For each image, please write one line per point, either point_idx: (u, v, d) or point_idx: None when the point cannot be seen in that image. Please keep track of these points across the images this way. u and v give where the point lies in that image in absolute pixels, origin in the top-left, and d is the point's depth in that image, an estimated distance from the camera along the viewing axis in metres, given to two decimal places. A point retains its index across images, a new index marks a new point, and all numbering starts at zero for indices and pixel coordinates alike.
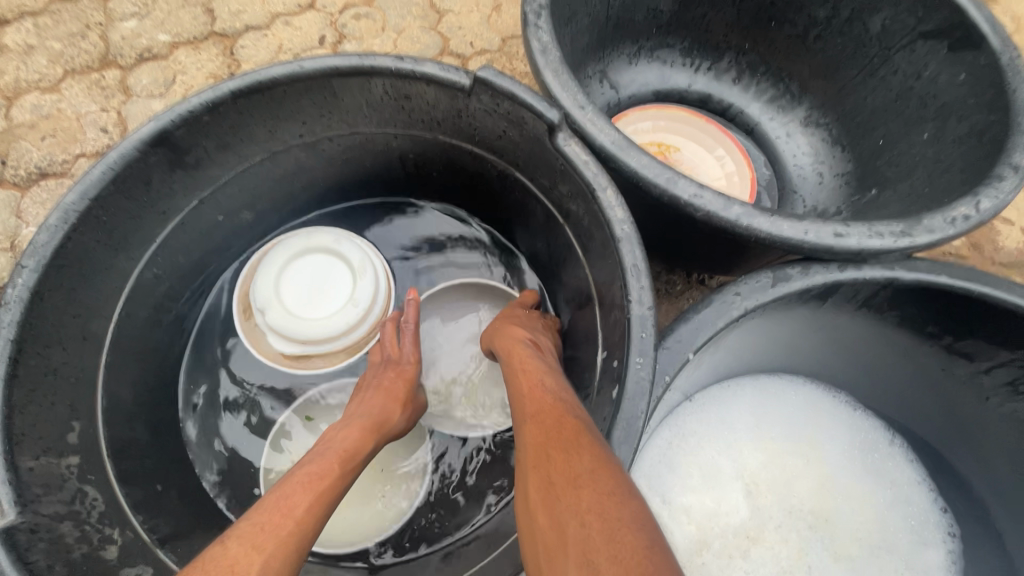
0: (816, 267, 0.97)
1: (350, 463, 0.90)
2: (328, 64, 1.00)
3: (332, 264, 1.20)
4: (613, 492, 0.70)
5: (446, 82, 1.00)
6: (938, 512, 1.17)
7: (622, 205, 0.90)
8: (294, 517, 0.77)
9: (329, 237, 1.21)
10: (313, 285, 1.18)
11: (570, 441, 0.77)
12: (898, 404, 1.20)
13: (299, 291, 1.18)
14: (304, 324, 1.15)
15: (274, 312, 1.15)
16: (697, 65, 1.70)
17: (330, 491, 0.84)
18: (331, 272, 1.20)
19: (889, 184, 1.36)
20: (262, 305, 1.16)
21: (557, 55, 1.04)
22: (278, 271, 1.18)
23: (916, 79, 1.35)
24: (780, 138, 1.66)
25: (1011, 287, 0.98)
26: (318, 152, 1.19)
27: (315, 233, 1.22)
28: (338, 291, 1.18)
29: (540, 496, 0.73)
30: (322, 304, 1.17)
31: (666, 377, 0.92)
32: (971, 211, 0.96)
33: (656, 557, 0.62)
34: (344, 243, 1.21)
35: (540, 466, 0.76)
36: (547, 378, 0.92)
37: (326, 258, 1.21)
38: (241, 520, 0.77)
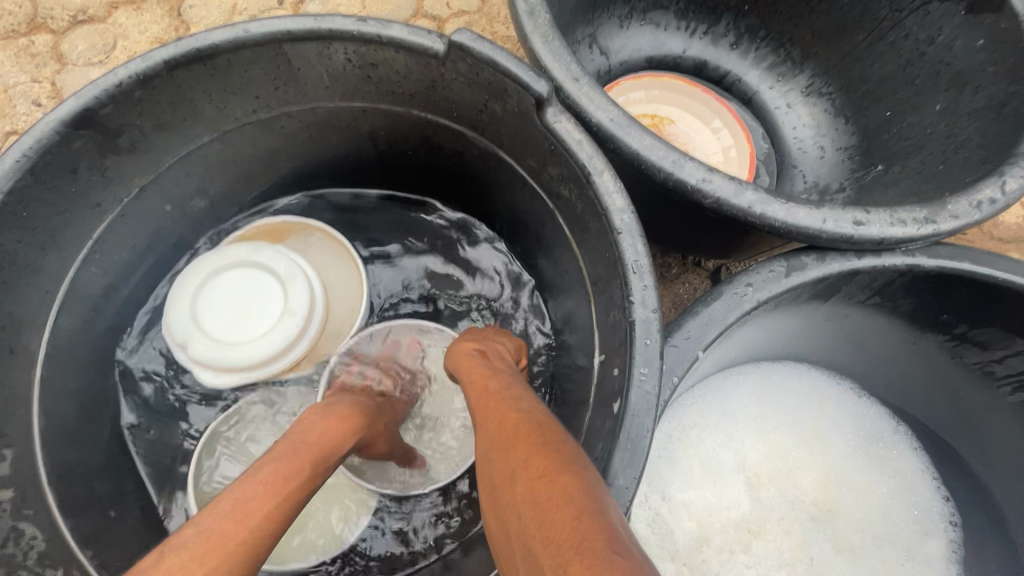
0: (832, 254, 0.90)
1: (323, 463, 0.77)
2: (278, 26, 0.86)
3: (255, 278, 1.07)
4: (547, 471, 0.61)
5: (416, 47, 0.88)
6: (941, 501, 1.14)
7: (621, 190, 0.80)
8: (248, 527, 0.64)
9: (243, 250, 1.08)
10: (238, 304, 1.05)
11: (509, 435, 0.69)
12: (902, 390, 1.16)
13: (221, 315, 1.05)
14: (233, 348, 1.03)
15: (196, 344, 1.03)
16: (692, 29, 1.59)
17: (292, 497, 0.70)
18: (254, 285, 1.07)
19: (898, 160, 1.28)
20: (183, 338, 1.04)
21: (546, 17, 0.92)
22: (190, 298, 1.05)
23: (930, 44, 1.26)
24: (779, 108, 1.56)
25: None
26: (275, 129, 1.06)
27: (227, 248, 1.08)
28: (270, 304, 1.05)
29: (490, 497, 0.67)
30: (250, 322, 1.04)
31: (674, 378, 0.86)
32: (998, 193, 0.89)
33: (586, 529, 0.53)
34: (260, 251, 1.08)
35: (485, 471, 0.69)
36: (492, 381, 0.84)
37: (257, 272, 1.07)
38: (186, 526, 0.65)
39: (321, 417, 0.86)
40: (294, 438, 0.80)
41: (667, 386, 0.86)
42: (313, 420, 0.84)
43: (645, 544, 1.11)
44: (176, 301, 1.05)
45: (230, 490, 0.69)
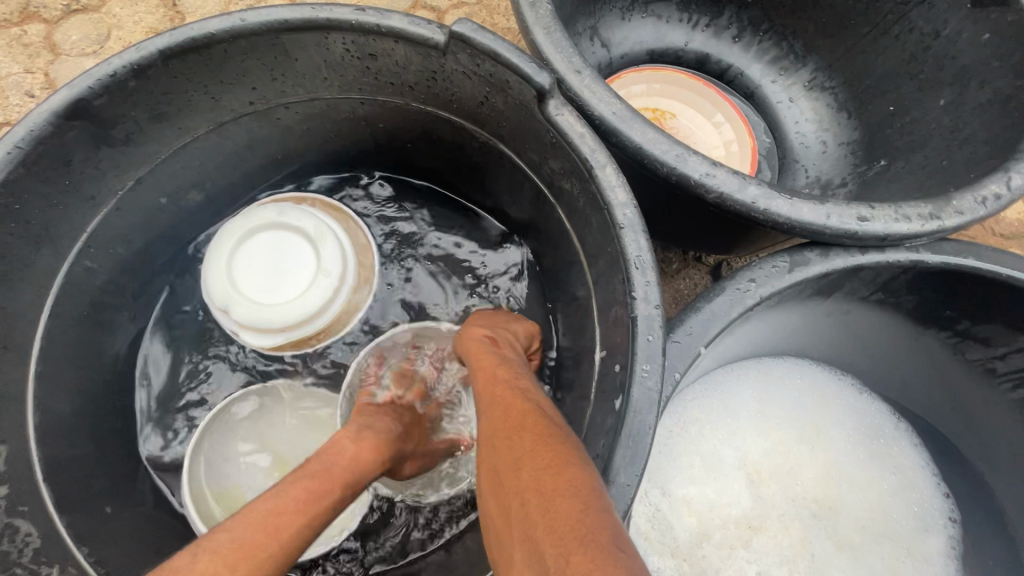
0: (836, 249, 0.89)
1: (351, 477, 0.80)
2: (276, 17, 0.85)
3: (283, 241, 1.03)
4: (553, 466, 0.62)
5: (416, 38, 0.86)
6: (940, 498, 1.14)
7: (624, 184, 0.79)
8: (278, 540, 0.68)
9: (268, 212, 1.03)
10: (271, 267, 1.01)
11: (514, 427, 0.70)
12: (902, 385, 1.16)
13: (254, 278, 1.01)
14: (274, 311, 0.99)
15: (237, 308, 1.00)
16: (695, 22, 1.57)
17: (324, 509, 0.74)
18: (283, 246, 1.03)
19: (901, 155, 1.27)
20: (224, 304, 1.00)
21: (548, 8, 0.90)
22: (222, 262, 1.01)
23: (934, 38, 1.24)
24: (781, 103, 1.55)
25: None
26: (272, 121, 1.05)
27: (253, 210, 1.04)
28: (302, 264, 1.02)
29: (489, 484, 0.68)
30: (284, 284, 1.01)
31: (677, 374, 0.85)
32: (1003, 189, 0.88)
33: (590, 522, 0.56)
34: (287, 211, 1.04)
35: (488, 456, 0.70)
36: (498, 366, 0.84)
37: (284, 235, 1.03)
38: (219, 533, 0.69)
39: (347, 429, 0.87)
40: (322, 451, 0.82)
41: (669, 381, 0.86)
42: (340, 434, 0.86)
43: (645, 540, 1.11)
44: (210, 268, 1.01)
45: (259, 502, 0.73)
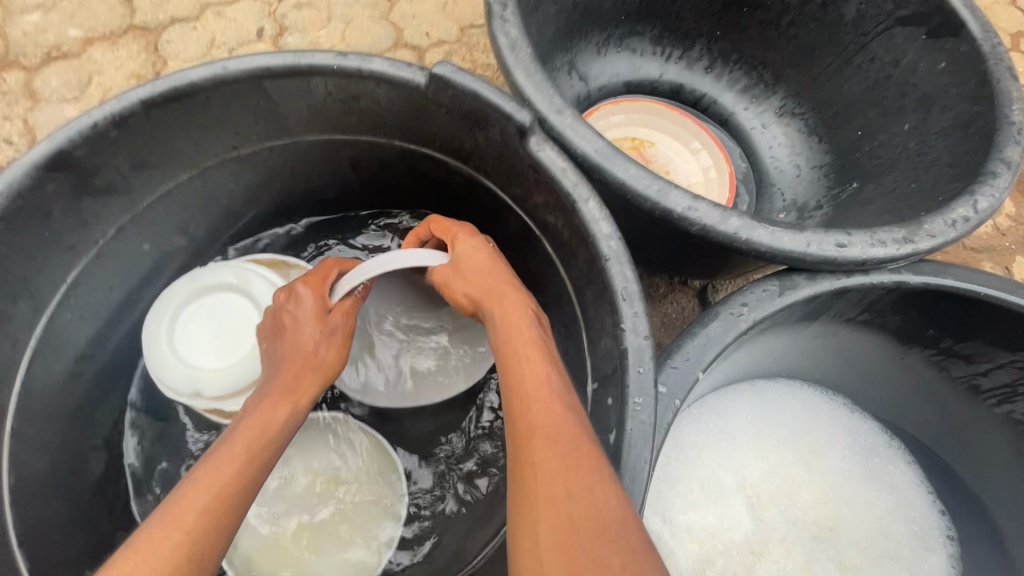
0: (823, 273, 0.90)
1: (259, 445, 0.78)
2: (259, 64, 0.86)
3: (212, 302, 1.05)
4: (645, 552, 0.64)
5: (399, 80, 0.88)
6: (937, 515, 1.17)
7: (608, 217, 0.80)
8: (182, 527, 0.67)
9: (183, 285, 1.04)
10: (212, 331, 1.02)
11: (594, 476, 0.67)
12: (891, 403, 1.20)
13: (205, 348, 1.01)
14: (242, 366, 0.99)
15: (206, 383, 0.98)
16: (668, 54, 1.65)
17: (233, 492, 0.72)
18: (214, 306, 1.04)
19: (872, 178, 1.31)
20: (192, 389, 0.98)
21: (527, 50, 0.93)
22: (164, 352, 0.99)
23: (895, 67, 1.31)
24: (755, 129, 1.61)
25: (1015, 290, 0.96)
26: (257, 163, 1.05)
27: (165, 296, 1.04)
28: (241, 312, 1.04)
29: (557, 532, 0.63)
30: (234, 342, 1.02)
31: (676, 401, 0.83)
32: (971, 212, 0.91)
33: None
34: (199, 275, 1.05)
35: (557, 501, 0.65)
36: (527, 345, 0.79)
37: (213, 296, 1.05)
38: (135, 535, 0.68)
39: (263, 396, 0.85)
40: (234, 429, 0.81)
41: (665, 406, 0.83)
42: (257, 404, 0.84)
43: None
44: (157, 368, 0.99)
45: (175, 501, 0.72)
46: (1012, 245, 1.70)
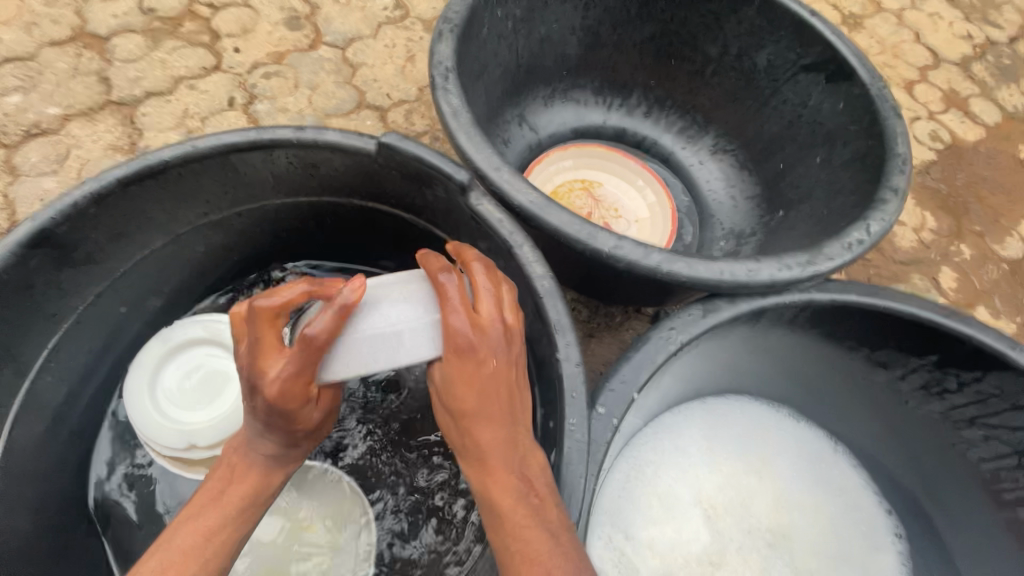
0: (741, 297, 1.01)
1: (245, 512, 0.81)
2: (226, 142, 0.97)
3: (190, 357, 1.14)
4: None
5: (352, 148, 0.99)
6: (885, 515, 1.25)
7: (541, 260, 0.91)
8: None
9: (158, 346, 1.13)
10: (196, 384, 1.12)
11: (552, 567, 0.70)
12: (829, 411, 1.28)
13: (192, 401, 1.10)
14: (231, 411, 1.08)
15: (200, 434, 1.06)
16: (609, 103, 1.81)
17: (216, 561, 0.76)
18: (191, 360, 1.14)
19: (794, 206, 1.45)
20: (187, 441, 1.06)
21: (467, 115, 1.06)
22: (153, 411, 1.07)
23: (804, 108, 1.47)
24: (693, 165, 1.76)
25: (914, 302, 1.07)
26: (226, 227, 1.14)
27: (142, 359, 1.11)
28: (220, 363, 1.14)
29: None
30: (217, 392, 1.11)
31: (613, 420, 0.90)
32: (864, 235, 1.04)
33: None
34: (172, 334, 1.14)
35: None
36: (505, 474, 0.77)
37: (187, 353, 1.14)
38: None
39: (246, 479, 0.83)
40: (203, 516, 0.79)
41: (603, 424, 0.90)
42: (238, 474, 0.83)
43: None
44: (151, 429, 1.05)
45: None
46: (936, 257, 1.86)
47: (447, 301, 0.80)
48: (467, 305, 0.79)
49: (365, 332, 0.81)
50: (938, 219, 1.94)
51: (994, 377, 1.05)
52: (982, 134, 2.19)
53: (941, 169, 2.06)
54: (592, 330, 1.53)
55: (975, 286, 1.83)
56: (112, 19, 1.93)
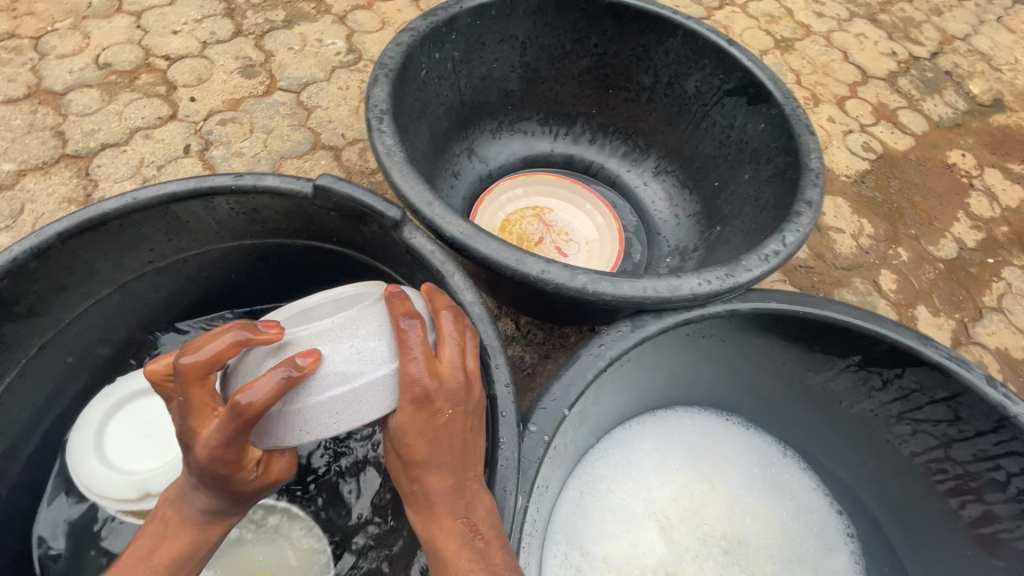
0: (668, 311, 1.06)
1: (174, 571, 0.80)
2: (165, 192, 1.01)
3: (134, 411, 1.14)
4: None
5: (289, 192, 1.04)
6: (836, 515, 1.28)
7: (471, 287, 0.95)
8: None
9: (100, 405, 1.13)
10: (145, 432, 1.12)
11: None
12: (773, 417, 1.33)
13: (145, 449, 1.10)
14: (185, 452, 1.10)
15: (154, 481, 1.06)
16: (555, 132, 1.89)
17: None
18: (135, 413, 1.14)
19: (728, 221, 1.53)
20: (139, 489, 1.05)
21: (401, 154, 1.11)
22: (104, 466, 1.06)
23: (731, 129, 1.56)
24: (638, 187, 1.84)
25: (835, 306, 1.10)
26: (174, 273, 1.17)
27: (85, 420, 1.11)
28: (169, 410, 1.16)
29: None
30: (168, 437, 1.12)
31: (545, 437, 0.93)
32: (780, 246, 1.10)
33: None
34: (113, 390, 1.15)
35: None
36: (451, 519, 0.79)
37: (129, 408, 1.15)
38: None
39: (177, 540, 0.80)
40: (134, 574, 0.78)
41: (535, 441, 0.93)
42: (170, 529, 0.80)
43: None
44: (100, 482, 1.04)
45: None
46: (876, 261, 1.95)
47: (404, 349, 0.75)
48: (426, 354, 0.75)
49: (320, 393, 0.76)
50: (875, 225, 2.04)
51: (912, 373, 1.09)
52: (911, 142, 2.32)
53: (875, 178, 2.17)
54: (547, 351, 1.58)
55: (915, 286, 1.92)
56: (69, 75, 1.98)
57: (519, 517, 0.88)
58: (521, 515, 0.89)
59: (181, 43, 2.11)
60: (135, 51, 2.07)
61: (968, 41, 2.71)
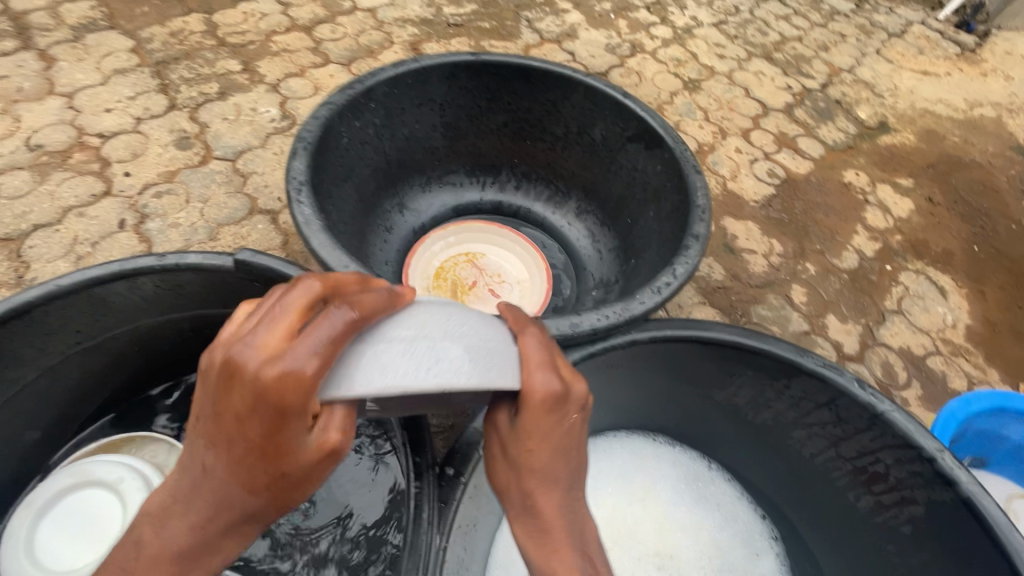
0: (570, 348, 1.16)
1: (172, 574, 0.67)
2: (89, 277, 1.06)
3: (59, 514, 1.12)
4: None
5: (211, 267, 1.11)
6: (759, 521, 1.39)
7: None
8: None
9: (23, 520, 1.11)
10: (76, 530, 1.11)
11: None
12: (693, 433, 1.43)
13: (80, 544, 1.10)
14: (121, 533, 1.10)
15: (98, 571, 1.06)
16: (482, 182, 2.02)
17: None
18: (60, 515, 1.12)
19: (640, 254, 1.66)
20: None
21: (319, 223, 1.20)
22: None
23: (635, 171, 1.71)
24: (563, 227, 1.97)
25: (724, 327, 1.22)
26: (104, 349, 1.21)
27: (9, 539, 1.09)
28: (93, 501, 1.14)
29: None
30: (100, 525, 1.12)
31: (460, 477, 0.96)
32: (671, 278, 1.23)
33: None
34: (35, 497, 1.13)
35: None
36: (565, 546, 0.79)
37: (54, 508, 1.13)
38: None
39: (196, 522, 0.66)
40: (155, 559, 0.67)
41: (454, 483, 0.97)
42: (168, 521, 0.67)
43: None
44: None
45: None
46: (787, 277, 2.13)
47: (527, 362, 0.83)
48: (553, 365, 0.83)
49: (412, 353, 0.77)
50: (784, 243, 2.23)
51: (799, 383, 1.21)
52: (811, 165, 2.56)
53: (781, 200, 2.39)
54: None
55: (823, 297, 2.10)
56: None
57: (434, 556, 0.92)
58: (437, 554, 0.92)
59: (114, 119, 2.17)
60: (68, 130, 2.12)
61: (853, 73, 3.04)
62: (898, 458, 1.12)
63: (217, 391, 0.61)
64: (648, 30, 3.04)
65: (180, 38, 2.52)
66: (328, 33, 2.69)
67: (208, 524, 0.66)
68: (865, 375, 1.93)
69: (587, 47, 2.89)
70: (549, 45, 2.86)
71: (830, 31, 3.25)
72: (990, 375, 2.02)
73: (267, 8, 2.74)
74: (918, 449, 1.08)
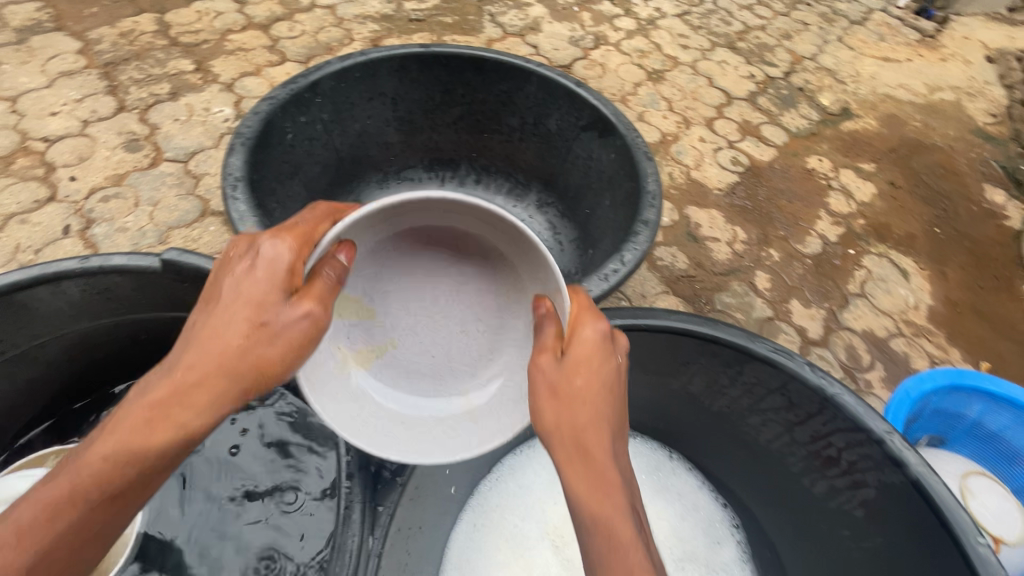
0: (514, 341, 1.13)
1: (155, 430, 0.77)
2: (6, 282, 1.01)
3: None
4: None
5: (138, 268, 1.07)
6: (720, 509, 1.39)
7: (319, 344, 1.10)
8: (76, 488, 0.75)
9: None
10: None
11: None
12: (652, 422, 1.42)
13: None
14: None
15: None
16: (441, 177, 1.99)
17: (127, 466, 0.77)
18: None
19: (597, 245, 1.64)
20: None
21: (254, 220, 1.16)
22: None
23: (591, 160, 1.69)
24: (524, 220, 1.94)
25: (672, 314, 1.18)
26: (31, 359, 1.15)
27: None
28: None
29: None
30: None
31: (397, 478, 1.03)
32: (618, 265, 1.22)
33: None
34: None
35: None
36: (610, 474, 0.82)
37: None
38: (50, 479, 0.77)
39: (186, 375, 0.79)
40: (151, 411, 0.78)
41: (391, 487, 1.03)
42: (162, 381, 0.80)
43: None
44: None
45: (60, 523, 0.75)
46: (751, 263, 2.13)
47: (582, 311, 0.92)
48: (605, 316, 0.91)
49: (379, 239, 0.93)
50: (748, 230, 2.23)
51: (750, 369, 1.17)
52: (775, 153, 2.57)
53: (745, 188, 2.39)
54: None
55: (787, 283, 2.10)
56: None
57: (368, 559, 0.94)
58: (370, 558, 0.95)
59: (60, 123, 2.10)
60: (10, 135, 2.04)
61: (816, 60, 3.06)
62: (849, 441, 1.09)
63: (234, 265, 0.83)
64: (612, 22, 3.03)
65: (131, 38, 2.44)
66: (286, 30, 2.64)
67: (199, 374, 0.78)
68: (829, 359, 1.93)
69: (550, 40, 2.87)
70: (512, 39, 2.84)
71: (792, 19, 3.27)
72: (951, 355, 2.05)
73: (222, 7, 2.68)
74: (868, 432, 1.05)
